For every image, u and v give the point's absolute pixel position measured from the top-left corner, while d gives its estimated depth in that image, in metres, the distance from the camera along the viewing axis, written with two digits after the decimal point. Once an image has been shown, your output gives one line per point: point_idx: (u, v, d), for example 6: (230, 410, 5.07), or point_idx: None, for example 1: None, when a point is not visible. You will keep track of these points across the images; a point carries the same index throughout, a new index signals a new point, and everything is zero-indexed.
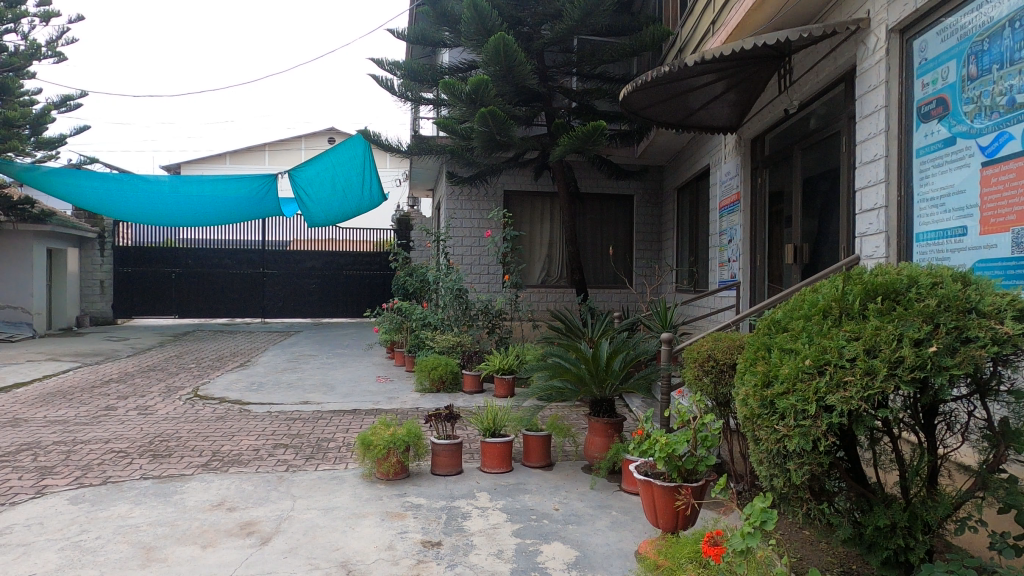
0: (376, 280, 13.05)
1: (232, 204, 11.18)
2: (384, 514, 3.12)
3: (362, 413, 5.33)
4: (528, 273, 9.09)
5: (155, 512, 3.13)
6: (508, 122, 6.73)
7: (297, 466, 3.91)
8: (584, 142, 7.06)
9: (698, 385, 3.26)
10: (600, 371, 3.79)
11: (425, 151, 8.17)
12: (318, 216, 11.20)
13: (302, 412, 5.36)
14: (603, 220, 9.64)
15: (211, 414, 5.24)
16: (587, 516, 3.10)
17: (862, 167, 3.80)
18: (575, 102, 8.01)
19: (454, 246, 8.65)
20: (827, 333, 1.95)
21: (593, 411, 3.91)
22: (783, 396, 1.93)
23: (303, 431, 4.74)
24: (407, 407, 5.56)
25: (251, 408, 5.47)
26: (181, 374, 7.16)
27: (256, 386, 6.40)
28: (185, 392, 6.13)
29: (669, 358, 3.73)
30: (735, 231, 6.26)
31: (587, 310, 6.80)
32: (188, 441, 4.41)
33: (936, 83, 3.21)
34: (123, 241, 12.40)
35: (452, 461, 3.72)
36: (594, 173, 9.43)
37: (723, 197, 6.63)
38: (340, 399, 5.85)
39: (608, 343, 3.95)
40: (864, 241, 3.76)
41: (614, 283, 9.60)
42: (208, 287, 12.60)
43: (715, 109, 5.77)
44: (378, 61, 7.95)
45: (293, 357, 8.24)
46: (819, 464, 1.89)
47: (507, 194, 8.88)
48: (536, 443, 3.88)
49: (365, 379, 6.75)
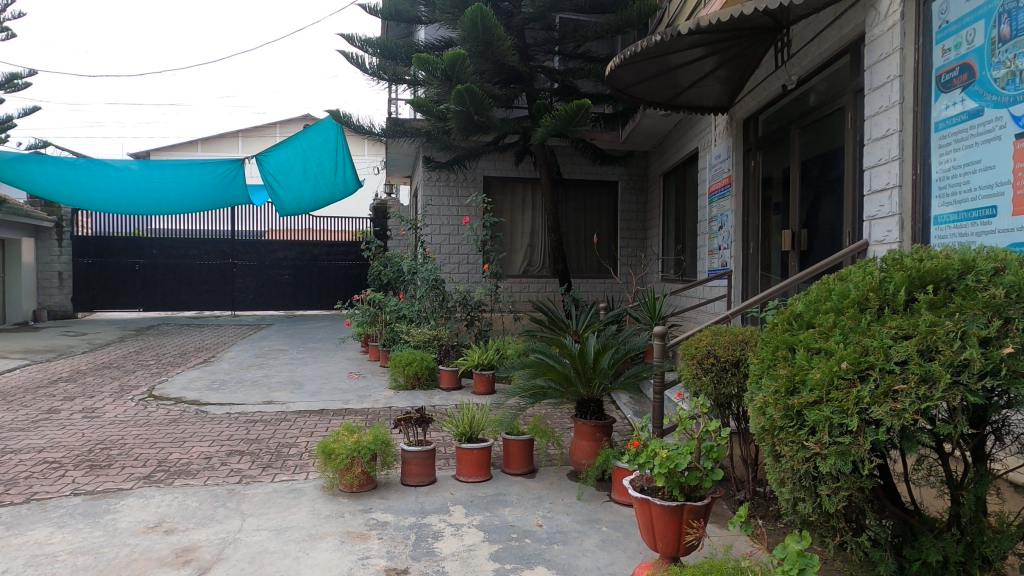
0: (352, 271, 12.57)
1: (198, 190, 10.63)
2: (344, 534, 2.75)
3: (329, 414, 4.94)
4: (510, 263, 8.71)
5: (79, 536, 2.72)
6: (487, 101, 6.32)
7: (252, 477, 3.52)
8: (567, 123, 6.69)
9: (696, 385, 2.95)
10: (587, 370, 3.42)
11: (400, 134, 7.72)
12: (288, 205, 10.59)
13: (264, 413, 4.95)
14: (587, 208, 9.29)
15: (163, 417, 4.80)
16: (574, 534, 2.75)
17: (871, 144, 3.48)
18: (557, 83, 7.62)
19: (431, 234, 8.25)
20: (865, 330, 1.63)
21: (579, 412, 3.55)
22: (813, 406, 1.59)
23: (263, 436, 4.34)
24: (379, 406, 5.18)
25: (208, 410, 5.04)
26: (137, 371, 6.69)
27: (216, 384, 5.95)
28: (138, 393, 5.67)
29: (661, 354, 3.40)
30: (726, 217, 5.95)
31: (571, 300, 6.46)
32: (132, 450, 3.97)
33: (959, 48, 2.88)
34: (83, 231, 11.77)
35: (424, 470, 3.36)
36: (578, 158, 9.07)
37: (712, 181, 6.32)
38: (307, 399, 5.43)
39: (595, 338, 3.59)
40: (873, 226, 3.45)
41: (598, 273, 9.27)
42: (174, 278, 12.02)
43: (706, 88, 5.43)
44: (348, 37, 7.47)
45: (261, 353, 7.79)
46: (859, 489, 1.56)
47: (487, 180, 8.49)
48: (516, 448, 3.53)
49: (336, 376, 6.34)
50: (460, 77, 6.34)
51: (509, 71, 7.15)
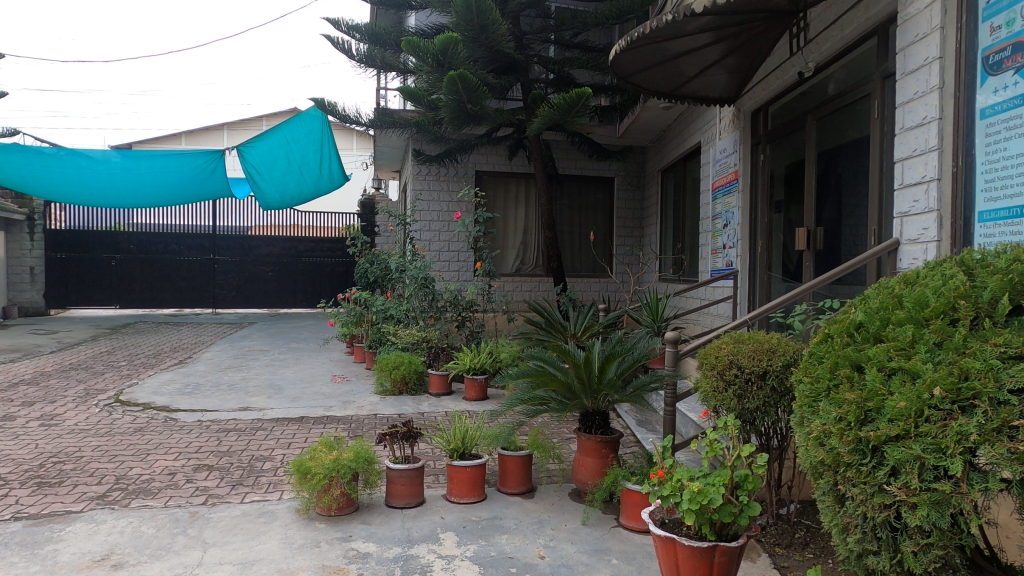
0: (338, 268, 12.19)
1: (177, 182, 10.19)
2: (319, 569, 2.41)
3: (309, 422, 4.59)
4: (502, 261, 8.37)
5: (11, 573, 2.35)
6: (481, 89, 5.98)
7: (219, 497, 3.16)
8: (566, 114, 6.35)
9: (715, 398, 2.67)
10: (593, 382, 3.11)
11: (389, 125, 7.34)
12: (272, 199, 10.11)
13: (239, 421, 4.59)
14: (582, 205, 8.98)
15: (128, 426, 4.42)
16: (581, 568, 2.43)
17: (904, 133, 3.19)
18: (553, 73, 7.29)
19: (420, 230, 7.90)
20: (962, 348, 1.35)
21: (583, 426, 3.23)
22: (899, 442, 1.30)
23: (236, 447, 3.98)
24: (364, 414, 4.83)
25: (178, 417, 4.66)
26: (106, 374, 6.28)
27: (189, 389, 5.57)
28: (104, 398, 5.28)
29: (673, 363, 3.11)
30: (732, 214, 5.65)
31: (568, 301, 6.14)
32: (88, 464, 3.60)
33: (1011, 25, 2.59)
34: (56, 225, 11.28)
35: (411, 490, 3.02)
36: (573, 153, 8.75)
37: (717, 177, 6.04)
38: (287, 405, 5.07)
39: (599, 344, 3.25)
40: (905, 223, 3.16)
41: (593, 272, 8.97)
42: (152, 274, 11.57)
43: (713, 77, 5.13)
44: (334, 21, 7.08)
45: (241, 354, 7.40)
46: (956, 547, 1.27)
47: (479, 175, 8.14)
48: (513, 465, 3.21)
49: (319, 380, 5.98)
50: (452, 63, 5.99)
51: (504, 59, 6.81)
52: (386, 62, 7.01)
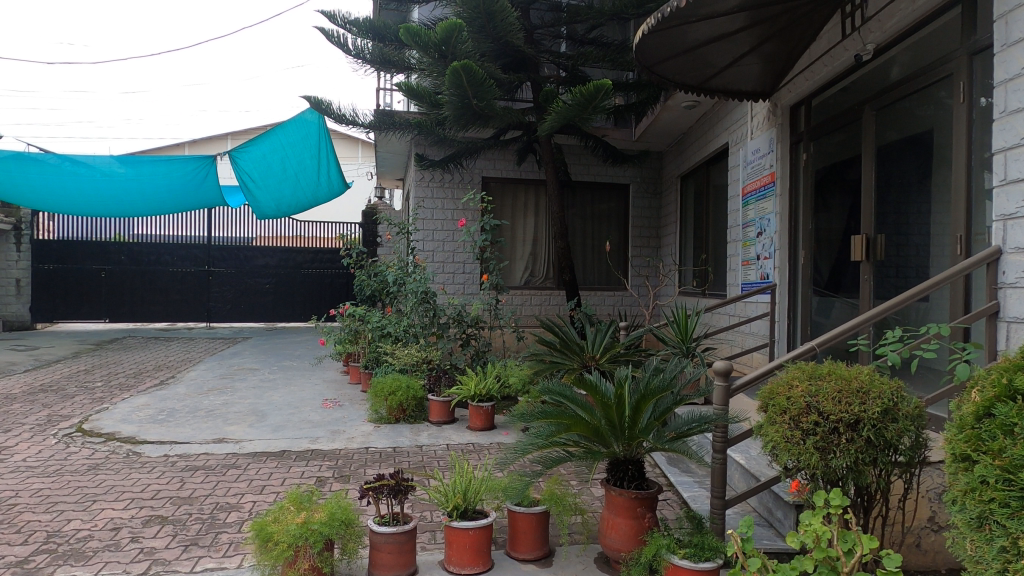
0: (338, 280, 11.64)
1: (168, 190, 9.72)
2: None
3: (290, 458, 4.00)
4: (510, 273, 7.79)
5: None
6: (488, 82, 5.40)
7: (165, 563, 2.57)
8: (581, 111, 5.78)
9: (788, 450, 2.06)
10: (625, 427, 2.51)
11: (389, 127, 6.78)
12: (268, 207, 9.67)
13: (210, 456, 4.01)
14: (595, 214, 8.40)
15: (83, 462, 3.85)
16: None
17: (1006, 118, 2.60)
18: (565, 70, 6.76)
19: (422, 240, 7.34)
20: None
21: (611, 476, 2.62)
22: None
23: (200, 491, 3.39)
24: (352, 447, 4.25)
25: (142, 451, 4.09)
26: (75, 397, 5.72)
27: (163, 416, 4.99)
28: (65, 426, 4.71)
29: (723, 401, 2.52)
30: (768, 221, 5.06)
31: (584, 318, 5.55)
32: (19, 516, 3.02)
33: None
34: (44, 234, 10.80)
35: (399, 561, 2.43)
36: (585, 158, 8.20)
37: (748, 181, 5.46)
38: (267, 436, 4.48)
39: (631, 378, 2.66)
40: (1010, 227, 2.54)
41: (608, 285, 8.37)
42: (145, 286, 11.09)
43: (748, 68, 4.56)
44: (330, 15, 6.57)
45: (228, 373, 6.84)
46: None
47: (486, 181, 7.61)
48: (526, 525, 2.61)
49: (308, 405, 5.40)
50: (457, 55, 5.45)
51: (513, 54, 6.25)
52: (387, 57, 6.47)
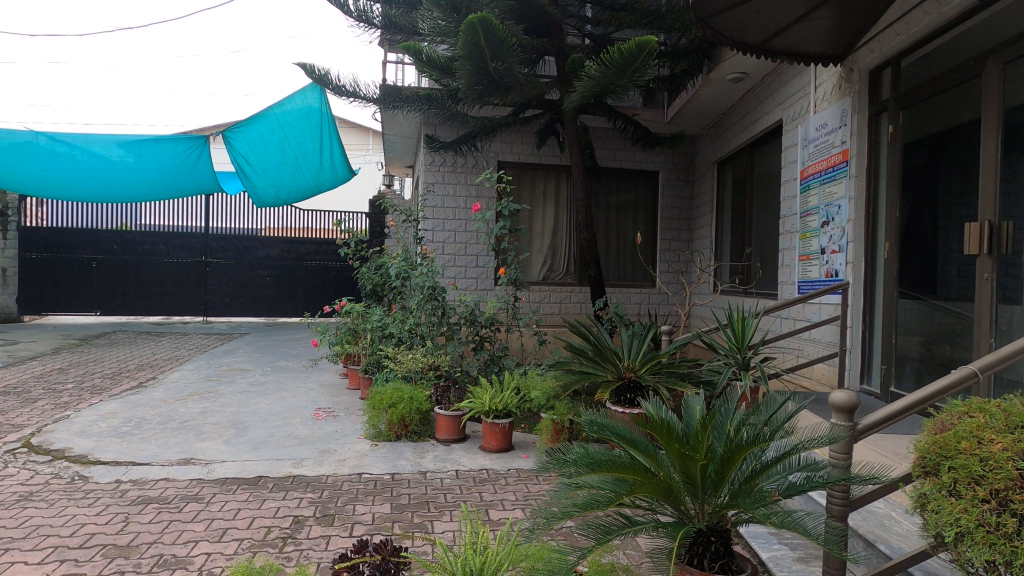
0: (342, 273, 10.94)
1: (160, 174, 9.05)
2: None
3: (265, 488, 3.29)
4: (527, 267, 7.04)
5: None
6: (509, 42, 4.62)
7: None
8: (618, 76, 4.94)
9: (994, 549, 1.30)
10: (707, 486, 1.81)
11: (395, 101, 6.02)
12: (266, 194, 8.99)
13: (168, 485, 3.30)
14: (622, 204, 7.62)
15: (14, 491, 3.16)
16: None
17: None
18: (593, 37, 5.96)
19: (431, 230, 6.62)
20: None
21: (685, 554, 1.85)
22: None
23: (143, 536, 2.68)
24: (341, 473, 3.52)
25: (90, 476, 3.39)
26: (36, 402, 5.05)
27: (127, 428, 4.30)
28: (12, 440, 4.03)
29: (847, 451, 1.77)
30: (837, 209, 4.27)
31: (616, 319, 4.79)
32: None
33: None
34: (33, 221, 10.21)
35: None
36: (613, 141, 7.42)
37: (810, 161, 4.66)
38: (243, 456, 3.77)
39: (714, 417, 1.95)
40: None
41: (635, 282, 7.61)
42: (139, 278, 10.48)
43: (830, 22, 3.77)
44: None
45: (214, 375, 6.15)
46: None
47: (502, 166, 6.86)
48: None
49: (297, 416, 4.70)
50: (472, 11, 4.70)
51: (537, 17, 5.46)
52: (394, 21, 5.69)
